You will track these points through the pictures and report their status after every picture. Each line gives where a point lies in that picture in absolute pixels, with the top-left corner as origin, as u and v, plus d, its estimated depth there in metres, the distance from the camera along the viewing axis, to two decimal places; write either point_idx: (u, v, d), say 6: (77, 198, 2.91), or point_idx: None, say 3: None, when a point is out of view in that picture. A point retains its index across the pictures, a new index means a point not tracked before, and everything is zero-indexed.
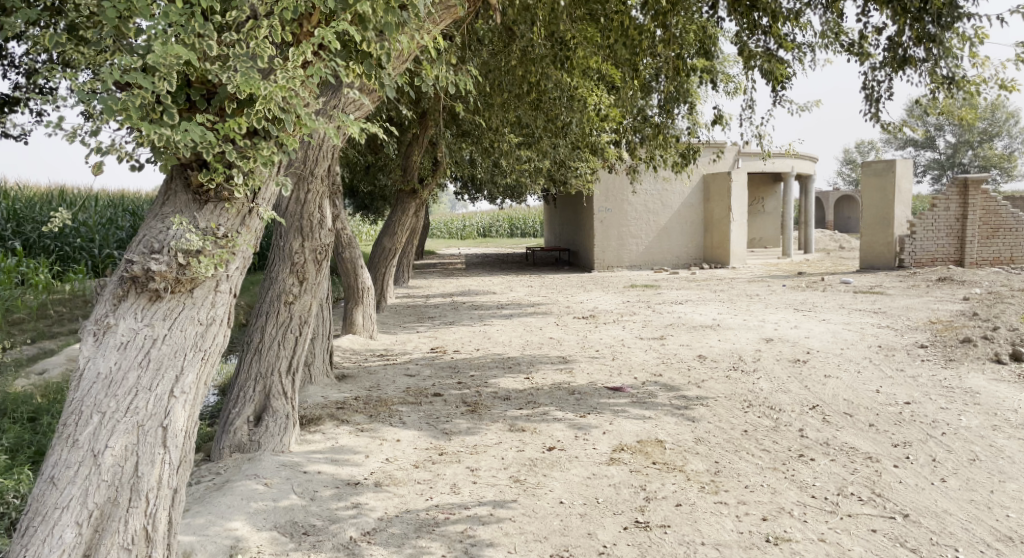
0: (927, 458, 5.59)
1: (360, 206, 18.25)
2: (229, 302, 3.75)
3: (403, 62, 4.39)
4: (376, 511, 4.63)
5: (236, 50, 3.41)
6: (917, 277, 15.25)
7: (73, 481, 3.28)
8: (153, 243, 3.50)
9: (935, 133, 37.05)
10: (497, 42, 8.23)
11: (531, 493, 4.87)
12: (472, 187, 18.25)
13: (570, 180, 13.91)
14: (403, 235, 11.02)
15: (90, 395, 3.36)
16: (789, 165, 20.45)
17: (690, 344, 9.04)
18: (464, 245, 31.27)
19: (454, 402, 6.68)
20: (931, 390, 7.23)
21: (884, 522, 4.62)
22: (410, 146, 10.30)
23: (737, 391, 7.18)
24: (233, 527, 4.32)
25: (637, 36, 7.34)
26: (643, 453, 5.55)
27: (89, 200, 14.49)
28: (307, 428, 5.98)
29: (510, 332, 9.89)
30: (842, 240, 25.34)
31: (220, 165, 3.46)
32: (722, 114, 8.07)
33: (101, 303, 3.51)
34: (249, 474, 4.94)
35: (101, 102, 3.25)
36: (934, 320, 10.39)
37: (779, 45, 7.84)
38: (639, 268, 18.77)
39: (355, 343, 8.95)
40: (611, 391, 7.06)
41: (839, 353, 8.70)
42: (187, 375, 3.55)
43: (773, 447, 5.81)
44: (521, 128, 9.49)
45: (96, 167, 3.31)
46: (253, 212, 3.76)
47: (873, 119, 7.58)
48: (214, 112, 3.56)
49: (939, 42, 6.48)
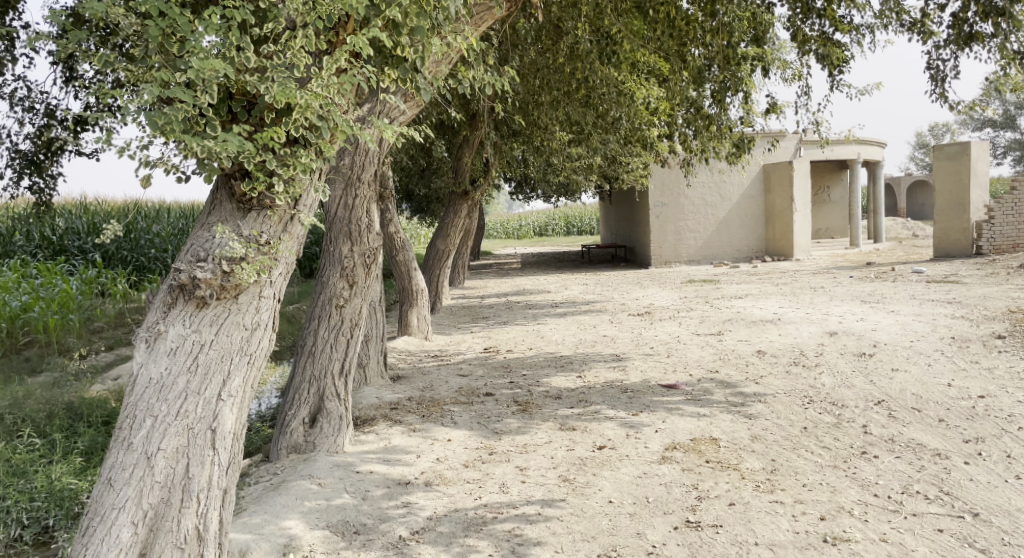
0: (1001, 454, 5.37)
1: (416, 209, 18.43)
2: (274, 307, 3.81)
3: (441, 66, 4.41)
4: (426, 510, 4.66)
5: (274, 61, 3.46)
6: (996, 264, 14.67)
7: (129, 482, 3.39)
8: (199, 252, 3.59)
9: (1014, 112, 35.65)
10: (544, 39, 8.31)
11: (580, 493, 4.84)
12: (527, 187, 18.28)
13: (623, 175, 13.80)
14: (456, 236, 11.11)
15: (143, 400, 3.46)
16: (854, 153, 19.92)
17: (748, 340, 8.88)
18: (521, 245, 31.44)
19: (505, 402, 6.70)
20: (1008, 382, 6.94)
21: (951, 522, 4.45)
22: (461, 149, 10.39)
23: (797, 387, 7.02)
24: (287, 526, 4.41)
25: (685, 27, 7.45)
26: (696, 452, 5.46)
27: (161, 211, 14.99)
28: (361, 429, 6.08)
29: (564, 330, 9.86)
30: (916, 227, 24.50)
31: (261, 173, 3.53)
32: (777, 103, 7.97)
33: (152, 311, 3.60)
34: (305, 474, 5.05)
35: (146, 118, 3.33)
36: (1012, 309, 9.97)
37: (835, 29, 7.65)
38: (698, 262, 18.50)
39: (411, 345, 9.05)
40: (665, 389, 6.98)
41: (908, 346, 8.42)
42: (234, 378, 3.63)
43: (834, 444, 5.65)
44: (570, 125, 9.49)
45: (144, 180, 3.38)
46: (294, 219, 3.81)
47: (939, 100, 7.31)
48: (254, 123, 3.62)
49: (1007, 16, 6.24)
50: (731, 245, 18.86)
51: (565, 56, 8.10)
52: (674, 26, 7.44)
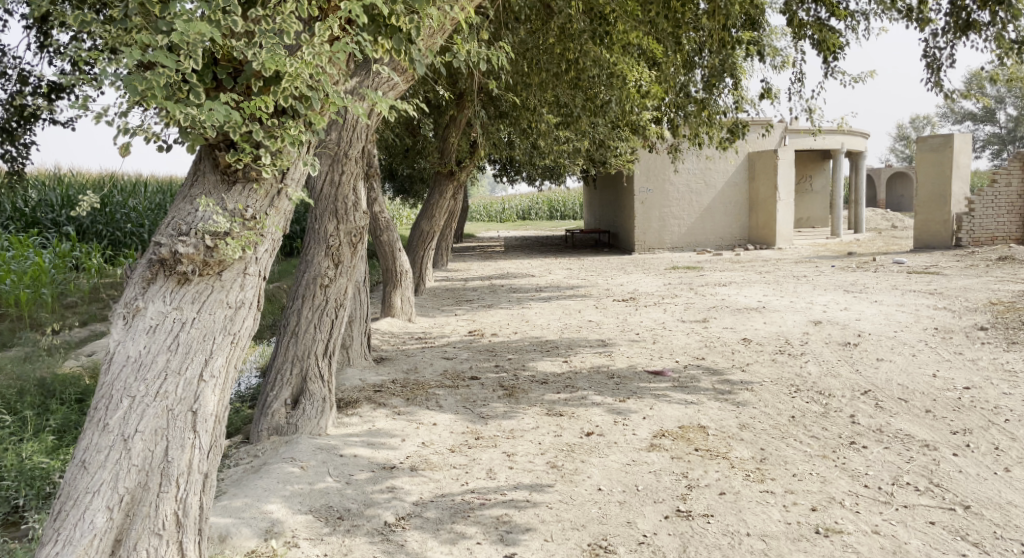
0: (989, 446, 5.34)
1: (400, 190, 18.22)
2: (259, 285, 3.65)
3: (434, 38, 4.25)
4: (412, 495, 4.55)
5: (263, 26, 3.28)
6: (975, 256, 14.74)
7: (104, 465, 3.23)
8: (181, 226, 3.42)
9: (995, 106, 35.99)
10: (536, 19, 8.25)
11: (569, 480, 4.75)
12: (512, 170, 18.11)
13: (610, 160, 13.68)
14: (441, 218, 10.97)
15: (120, 379, 3.29)
16: (839, 142, 19.92)
17: (733, 327, 8.83)
18: (504, 228, 31.33)
19: (492, 386, 6.59)
20: (993, 374, 6.93)
21: (943, 514, 4.40)
22: (448, 129, 10.22)
23: (784, 375, 6.97)
24: (269, 510, 4.28)
25: (680, 9, 7.30)
26: (685, 439, 5.39)
27: (138, 184, 14.68)
28: (345, 411, 5.96)
29: (548, 315, 9.77)
30: (895, 218, 24.63)
31: (247, 145, 3.37)
32: (768, 89, 7.93)
33: (130, 286, 3.43)
34: (286, 457, 4.92)
35: (126, 82, 3.14)
36: (994, 301, 10.00)
37: (830, 14, 7.58)
38: (681, 249, 18.45)
39: (394, 326, 8.91)
40: (651, 375, 6.90)
41: (893, 336, 8.41)
42: (216, 358, 3.47)
43: (822, 434, 5.60)
44: (560, 108, 9.34)
45: (123, 149, 3.21)
46: (281, 193, 3.65)
47: (934, 89, 7.27)
48: (240, 91, 3.44)
49: (1006, 5, 6.18)
50: (715, 232, 18.83)
51: (555, 36, 8.02)
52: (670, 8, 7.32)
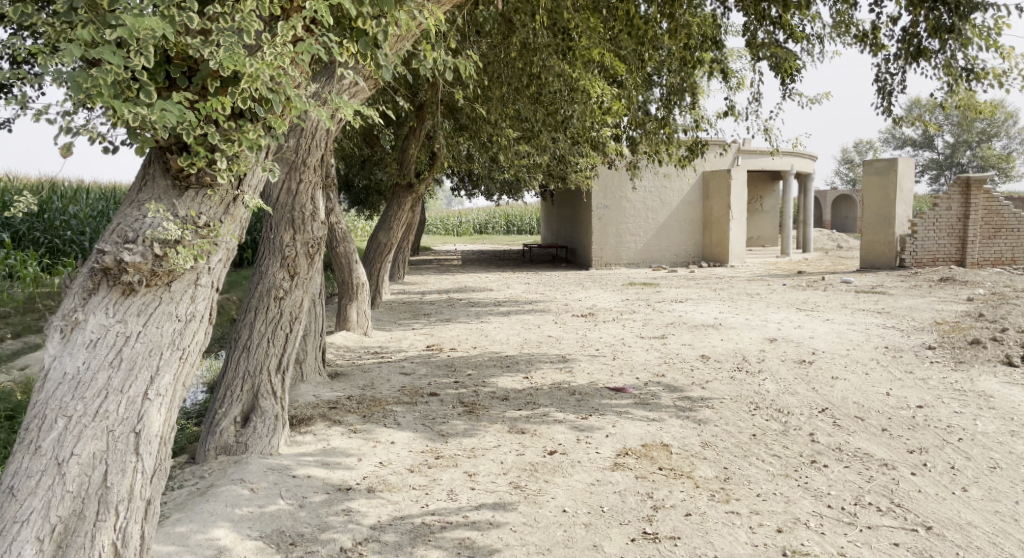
0: (946, 465, 5.35)
1: (355, 202, 17.98)
2: (211, 297, 3.45)
3: (401, 42, 4.14)
4: (369, 518, 4.37)
5: (221, 25, 3.11)
6: (919, 277, 15.01)
7: (34, 493, 2.98)
8: (127, 232, 3.20)
9: (934, 133, 37.18)
10: (496, 33, 8.21)
11: (532, 501, 4.62)
12: (468, 183, 17.99)
13: (569, 175, 13.65)
14: (399, 230, 10.80)
15: (55, 397, 3.05)
16: (789, 163, 20.24)
17: (692, 344, 8.81)
18: (460, 242, 31.17)
19: (451, 403, 6.43)
20: (943, 393, 6.99)
21: (907, 535, 4.37)
22: (406, 140, 10.06)
23: (743, 393, 6.95)
24: (216, 537, 4.06)
25: (643, 26, 7.27)
26: (649, 458, 5.30)
27: (80, 191, 14.19)
28: (298, 429, 5.75)
29: (506, 330, 9.64)
30: (841, 239, 25.10)
31: (202, 148, 3.17)
32: (727, 107, 7.96)
33: (69, 297, 3.19)
34: (235, 478, 4.69)
35: (68, 78, 2.93)
36: (940, 321, 10.16)
37: (788, 36, 7.64)
38: (636, 265, 18.51)
39: (349, 340, 8.69)
40: (612, 392, 6.81)
41: (846, 354, 8.46)
42: (162, 376, 3.25)
43: (784, 452, 5.56)
44: (521, 122, 9.24)
45: (65, 150, 3.01)
46: (237, 200, 3.47)
47: (885, 113, 7.35)
48: (195, 92, 3.26)
49: (956, 33, 6.22)
50: (669, 249, 18.95)
51: (517, 51, 7.98)
52: (632, 26, 7.26)
